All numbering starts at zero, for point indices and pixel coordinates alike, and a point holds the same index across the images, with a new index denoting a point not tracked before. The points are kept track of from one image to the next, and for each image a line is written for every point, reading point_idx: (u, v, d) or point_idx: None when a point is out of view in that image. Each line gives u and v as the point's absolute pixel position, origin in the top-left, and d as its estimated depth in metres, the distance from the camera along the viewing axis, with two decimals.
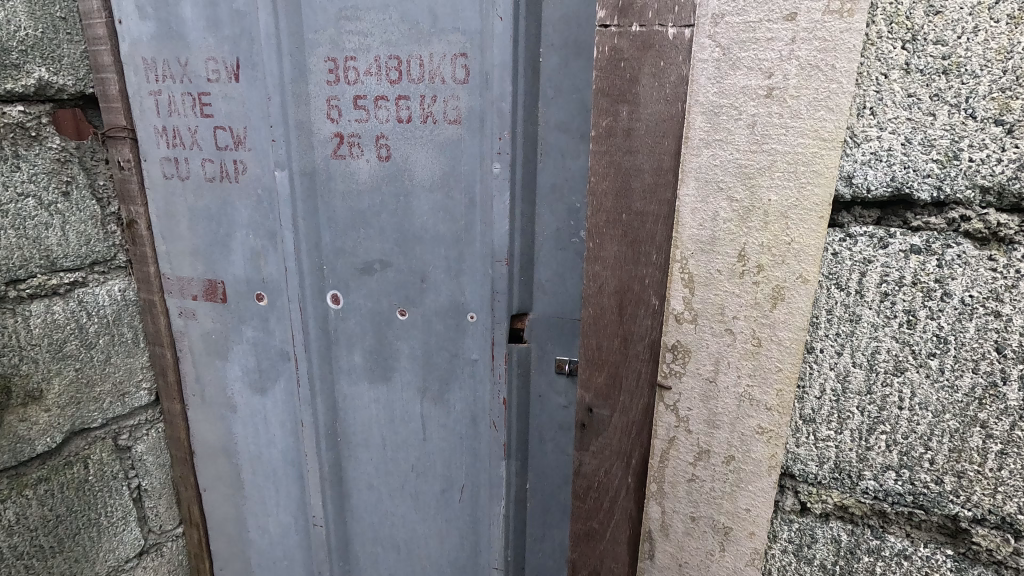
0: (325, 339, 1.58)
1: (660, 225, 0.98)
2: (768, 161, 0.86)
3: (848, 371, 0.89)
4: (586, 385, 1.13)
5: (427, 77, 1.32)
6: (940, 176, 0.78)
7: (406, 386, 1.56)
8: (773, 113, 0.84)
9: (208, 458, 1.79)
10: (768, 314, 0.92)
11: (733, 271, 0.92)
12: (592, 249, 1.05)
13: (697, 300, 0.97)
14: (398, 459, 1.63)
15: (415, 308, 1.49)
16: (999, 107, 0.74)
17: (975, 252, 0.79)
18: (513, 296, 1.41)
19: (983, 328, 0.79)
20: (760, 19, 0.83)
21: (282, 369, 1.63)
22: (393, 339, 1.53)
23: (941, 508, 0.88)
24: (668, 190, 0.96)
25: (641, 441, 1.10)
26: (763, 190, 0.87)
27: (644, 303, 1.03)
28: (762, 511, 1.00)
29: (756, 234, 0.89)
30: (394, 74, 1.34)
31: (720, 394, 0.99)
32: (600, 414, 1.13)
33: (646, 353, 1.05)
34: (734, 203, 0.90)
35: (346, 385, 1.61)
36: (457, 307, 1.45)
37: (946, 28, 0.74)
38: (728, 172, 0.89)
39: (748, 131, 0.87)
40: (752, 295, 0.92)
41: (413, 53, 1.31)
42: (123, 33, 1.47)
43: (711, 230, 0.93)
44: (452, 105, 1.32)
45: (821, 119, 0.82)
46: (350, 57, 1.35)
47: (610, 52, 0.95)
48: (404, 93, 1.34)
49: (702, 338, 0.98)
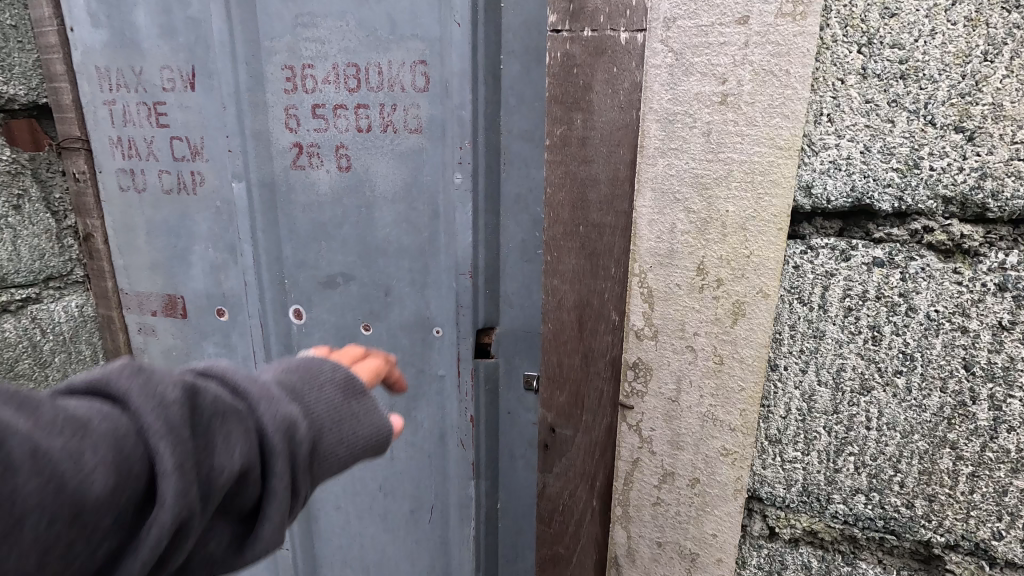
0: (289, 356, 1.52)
1: (617, 237, 0.93)
2: (725, 170, 0.82)
3: (814, 390, 0.84)
4: (548, 403, 1.08)
5: (386, 85, 1.28)
6: (900, 186, 0.74)
7: None
8: (728, 120, 0.80)
9: None
10: (729, 331, 0.87)
11: (693, 286, 0.88)
12: (550, 262, 1.01)
13: (657, 316, 0.92)
14: (366, 477, 1.57)
15: (380, 324, 1.44)
16: (959, 113, 0.70)
17: (939, 265, 0.75)
18: (479, 309, 1.37)
19: (950, 344, 0.75)
20: (712, 22, 0.79)
21: None
22: None
23: (913, 534, 0.83)
24: (625, 201, 0.92)
25: (605, 462, 1.04)
26: (721, 201, 0.83)
27: (604, 318, 0.98)
28: (729, 536, 0.95)
29: (714, 246, 0.85)
30: (353, 82, 1.29)
31: (683, 413, 0.94)
32: (563, 434, 1.08)
33: (607, 371, 1.00)
34: (691, 213, 0.86)
35: None
36: (422, 321, 1.41)
37: (902, 31, 0.71)
38: (684, 182, 0.85)
39: (703, 139, 0.82)
40: (713, 311, 0.87)
41: (372, 61, 1.27)
42: (75, 41, 1.41)
43: (668, 242, 0.88)
44: (413, 113, 1.28)
45: (776, 126, 0.78)
46: (308, 64, 1.31)
47: (563, 58, 0.91)
48: (363, 102, 1.30)
49: (663, 355, 0.93)
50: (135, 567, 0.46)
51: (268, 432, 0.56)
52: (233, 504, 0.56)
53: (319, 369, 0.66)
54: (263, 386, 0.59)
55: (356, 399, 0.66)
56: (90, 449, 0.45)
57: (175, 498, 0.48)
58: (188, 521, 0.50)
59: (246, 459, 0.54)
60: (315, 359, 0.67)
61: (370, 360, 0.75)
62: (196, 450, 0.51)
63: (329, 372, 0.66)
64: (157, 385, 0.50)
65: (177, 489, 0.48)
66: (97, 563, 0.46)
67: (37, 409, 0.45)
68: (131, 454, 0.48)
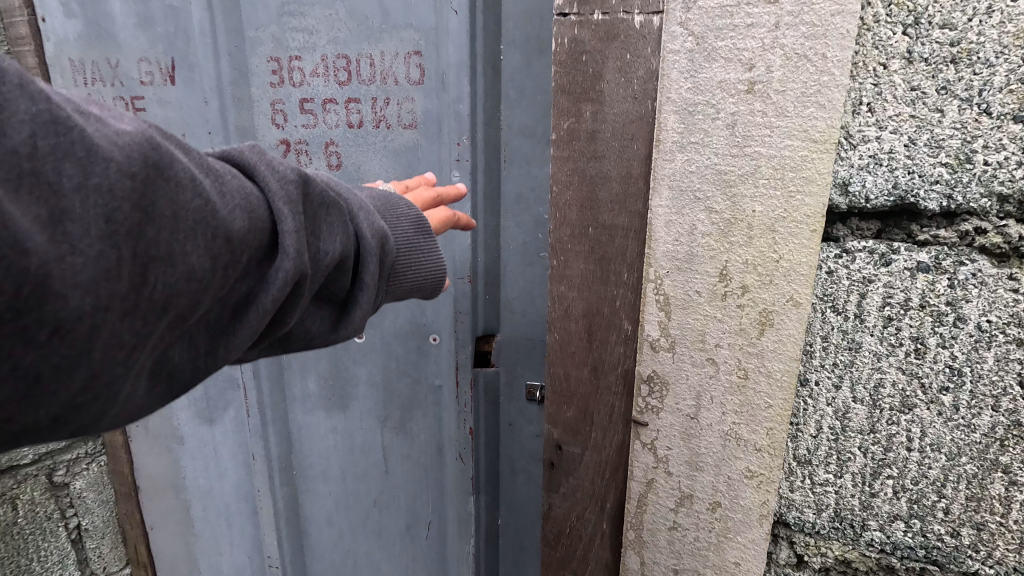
0: (277, 365, 1.44)
1: (630, 240, 0.86)
2: (752, 165, 0.74)
3: (848, 407, 0.77)
4: (554, 419, 1.00)
5: (378, 77, 1.19)
6: (950, 183, 0.67)
7: (366, 415, 1.43)
8: (755, 110, 0.72)
9: (155, 493, 1.60)
10: (755, 343, 0.79)
11: (714, 293, 0.80)
12: (556, 267, 0.93)
13: (674, 326, 0.85)
14: (360, 493, 1.49)
15: (372, 331, 1.35)
16: (1019, 101, 0.62)
17: (993, 270, 0.67)
18: (477, 317, 1.30)
19: (1004, 358, 0.68)
20: (737, 2, 0.71)
21: (230, 398, 1.50)
22: (349, 364, 1.40)
23: (958, 565, 0.76)
24: (639, 201, 0.84)
25: (616, 482, 0.97)
26: (747, 200, 0.75)
27: (615, 327, 0.90)
28: (754, 564, 0.87)
29: (738, 250, 0.77)
30: (343, 75, 1.21)
31: (702, 432, 0.86)
32: (570, 452, 1.00)
33: (619, 384, 0.92)
34: (713, 214, 0.78)
35: (300, 414, 1.47)
36: (418, 329, 1.33)
37: (954, 9, 0.63)
38: (705, 180, 0.78)
39: (727, 132, 0.75)
40: (737, 321, 0.79)
41: (363, 52, 1.19)
42: (47, 32, 1.26)
43: (687, 245, 0.81)
44: (407, 108, 1.20)
45: (810, 117, 0.70)
46: (294, 56, 1.22)
47: (570, 44, 0.83)
48: (353, 96, 1.21)
49: (680, 368, 0.85)
50: (268, 302, 0.56)
51: (363, 235, 0.68)
52: (330, 286, 0.68)
53: (400, 204, 0.79)
54: (356, 201, 0.71)
55: (424, 228, 0.78)
56: (234, 200, 0.55)
57: (295, 251, 0.58)
58: (305, 276, 0.60)
59: (344, 248, 0.66)
60: (395, 199, 0.79)
61: (439, 196, 0.88)
62: (311, 232, 0.63)
63: (406, 210, 0.78)
64: (280, 169, 0.61)
65: (298, 244, 0.58)
66: (233, 299, 0.57)
67: (190, 154, 0.54)
68: (260, 215, 0.57)
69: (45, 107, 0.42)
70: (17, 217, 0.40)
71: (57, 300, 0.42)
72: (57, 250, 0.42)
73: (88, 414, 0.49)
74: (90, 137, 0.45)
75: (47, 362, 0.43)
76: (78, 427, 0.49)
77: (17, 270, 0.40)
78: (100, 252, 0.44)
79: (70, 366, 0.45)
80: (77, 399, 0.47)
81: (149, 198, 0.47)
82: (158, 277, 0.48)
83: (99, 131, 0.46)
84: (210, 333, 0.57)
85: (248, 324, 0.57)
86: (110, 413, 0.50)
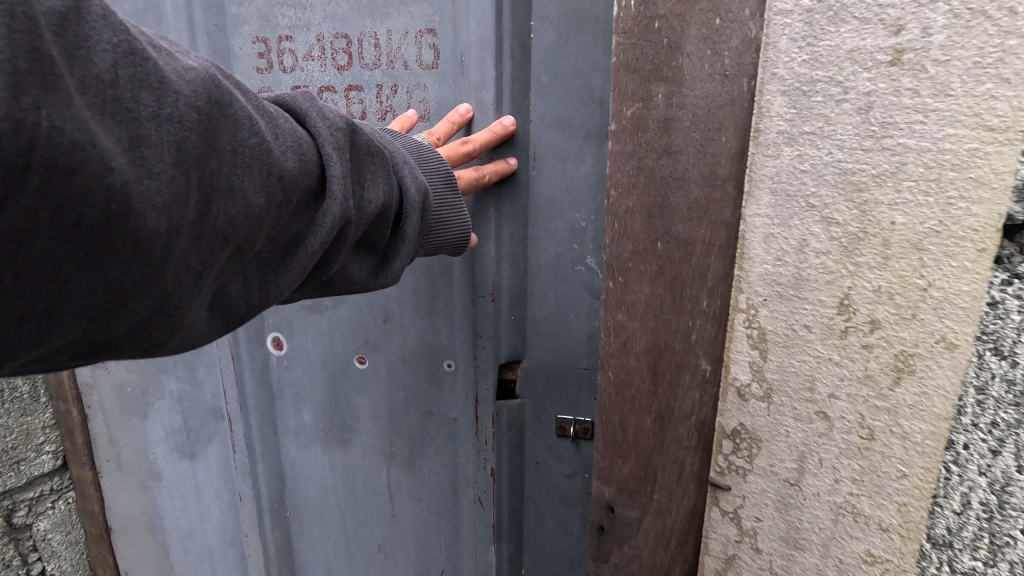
0: (268, 394, 1.26)
1: (713, 258, 0.68)
2: (891, 163, 0.55)
3: (1010, 482, 0.52)
4: (606, 476, 0.83)
5: (384, 60, 1.00)
6: None
7: (369, 450, 1.23)
8: (903, 88, 0.53)
9: (129, 535, 1.43)
10: (886, 395, 0.60)
11: (830, 330, 0.62)
12: (614, 290, 0.75)
13: (771, 369, 0.66)
14: (362, 538, 1.29)
15: (379, 356, 1.17)
16: None
17: None
18: (501, 341, 1.08)
19: None
20: None
21: (214, 431, 1.31)
22: (351, 393, 1.21)
23: None
24: (725, 209, 0.66)
25: (685, 554, 0.79)
26: (884, 209, 0.56)
27: (690, 367, 0.72)
28: None
29: (869, 273, 0.58)
30: (343, 57, 1.01)
31: (805, 502, 0.67)
32: (626, 516, 0.82)
33: (691, 437, 0.74)
34: (832, 227, 0.60)
35: (294, 449, 1.28)
36: (431, 353, 1.13)
37: None
38: (824, 183, 0.59)
39: (858, 117, 0.56)
40: (862, 366, 0.61)
41: (366, 30, 1.00)
42: None
43: (793, 266, 0.62)
44: (419, 96, 1.00)
45: (989, 95, 0.49)
46: (285, 36, 1.03)
47: (640, 7, 0.66)
48: (355, 83, 1.02)
49: (779, 423, 0.67)
50: (317, 242, 0.59)
51: (407, 187, 0.71)
52: (371, 237, 0.70)
53: (428, 160, 0.81)
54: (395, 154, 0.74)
55: (454, 184, 0.82)
56: (288, 141, 0.57)
57: (341, 196, 0.60)
58: (350, 222, 0.62)
59: (386, 197, 0.68)
60: (431, 153, 0.82)
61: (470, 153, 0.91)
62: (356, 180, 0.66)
63: (437, 166, 0.81)
64: (327, 113, 0.64)
65: (345, 189, 0.60)
66: (285, 238, 0.59)
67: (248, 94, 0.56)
68: (311, 160, 0.59)
69: (124, 39, 0.45)
70: (103, 138, 0.42)
71: (132, 219, 0.45)
72: (136, 173, 0.45)
73: (161, 332, 0.51)
74: (163, 71, 0.47)
75: (128, 275, 0.46)
76: (148, 345, 0.52)
77: (100, 189, 0.42)
78: (172, 178, 0.47)
79: (149, 282, 0.48)
80: (148, 318, 0.49)
81: (211, 135, 0.50)
82: (222, 208, 0.51)
83: (169, 65, 0.48)
84: (261, 269, 0.59)
85: (297, 263, 0.60)
86: (176, 334, 0.53)
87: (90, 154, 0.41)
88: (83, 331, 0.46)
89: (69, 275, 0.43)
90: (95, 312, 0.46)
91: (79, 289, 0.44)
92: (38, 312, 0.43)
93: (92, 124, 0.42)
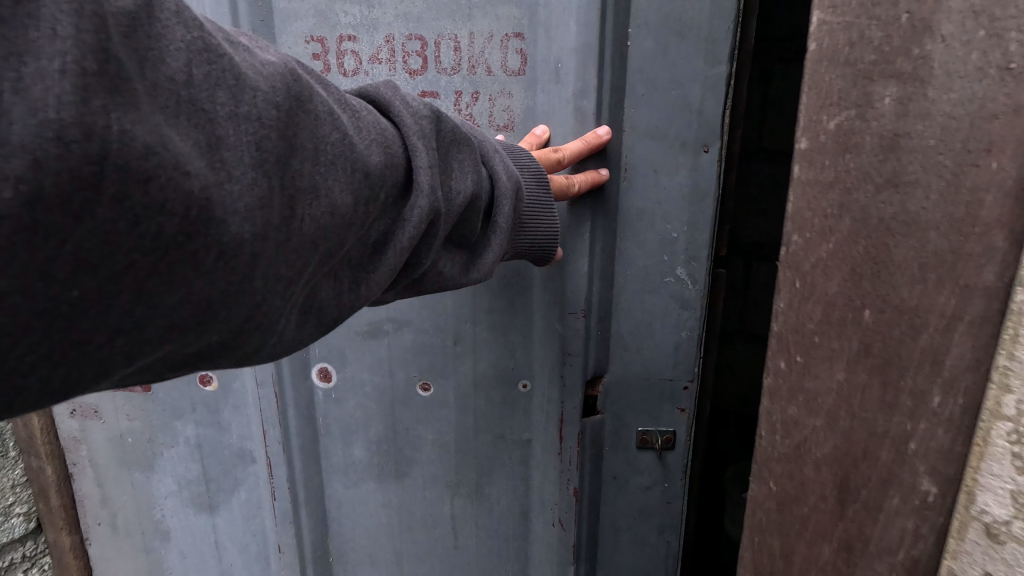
0: (313, 432, 0.95)
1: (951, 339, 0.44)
2: None
3: None
4: None
5: (465, 64, 0.78)
6: None
7: (430, 478, 0.96)
8: None
9: None
10: None
11: None
12: (784, 376, 0.57)
13: None
14: None
15: (447, 383, 0.90)
16: None
17: None
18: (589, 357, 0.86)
19: None
20: None
21: (242, 477, 0.99)
22: (411, 425, 0.93)
23: None
24: (985, 267, 0.41)
25: None
26: None
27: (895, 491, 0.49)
28: None
29: None
30: (415, 60, 0.78)
31: None
32: None
33: None
34: None
35: (341, 486, 0.98)
36: (504, 376, 0.89)
37: None
38: None
39: None
40: None
41: (446, 30, 0.77)
42: None
43: None
44: (503, 104, 0.79)
45: None
46: (344, 35, 0.78)
47: None
48: (428, 91, 0.79)
49: None
50: (407, 238, 0.49)
51: (498, 176, 0.59)
52: (461, 231, 0.59)
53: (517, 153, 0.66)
54: (483, 140, 0.62)
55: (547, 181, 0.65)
56: (371, 134, 0.47)
57: (429, 187, 0.50)
58: (439, 216, 0.52)
59: (475, 187, 0.56)
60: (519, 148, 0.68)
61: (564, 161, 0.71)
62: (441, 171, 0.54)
63: (528, 159, 0.66)
64: (411, 101, 0.53)
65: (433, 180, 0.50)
66: (373, 240, 0.49)
67: (328, 87, 0.46)
68: (398, 154, 0.49)
69: (198, 35, 0.35)
70: (178, 141, 0.33)
71: (217, 225, 0.35)
72: (216, 177, 0.35)
73: (254, 345, 0.42)
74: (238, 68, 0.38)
75: (219, 285, 0.37)
76: (243, 357, 0.43)
77: (177, 192, 0.33)
78: (253, 180, 0.37)
79: (237, 296, 0.38)
80: (241, 331, 0.40)
81: (293, 133, 0.41)
82: (307, 209, 0.42)
83: (245, 60, 0.39)
84: (350, 271, 0.49)
85: (388, 262, 0.49)
86: (270, 346, 0.44)
87: (166, 158, 0.32)
88: (176, 345, 0.37)
89: (156, 288, 0.34)
90: (186, 326, 0.37)
91: (167, 301, 0.35)
92: (120, 334, 0.33)
93: (166, 128, 0.32)
